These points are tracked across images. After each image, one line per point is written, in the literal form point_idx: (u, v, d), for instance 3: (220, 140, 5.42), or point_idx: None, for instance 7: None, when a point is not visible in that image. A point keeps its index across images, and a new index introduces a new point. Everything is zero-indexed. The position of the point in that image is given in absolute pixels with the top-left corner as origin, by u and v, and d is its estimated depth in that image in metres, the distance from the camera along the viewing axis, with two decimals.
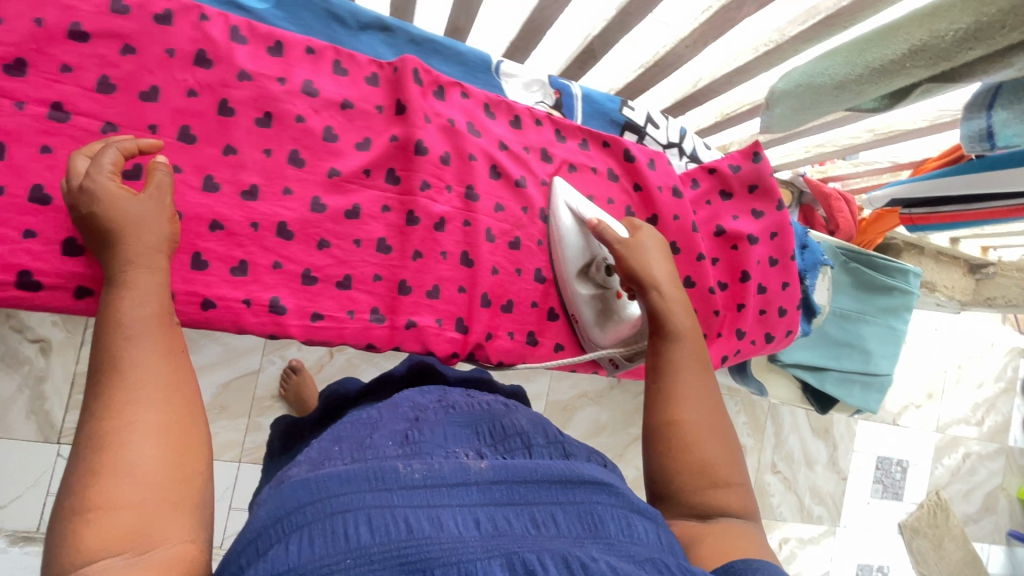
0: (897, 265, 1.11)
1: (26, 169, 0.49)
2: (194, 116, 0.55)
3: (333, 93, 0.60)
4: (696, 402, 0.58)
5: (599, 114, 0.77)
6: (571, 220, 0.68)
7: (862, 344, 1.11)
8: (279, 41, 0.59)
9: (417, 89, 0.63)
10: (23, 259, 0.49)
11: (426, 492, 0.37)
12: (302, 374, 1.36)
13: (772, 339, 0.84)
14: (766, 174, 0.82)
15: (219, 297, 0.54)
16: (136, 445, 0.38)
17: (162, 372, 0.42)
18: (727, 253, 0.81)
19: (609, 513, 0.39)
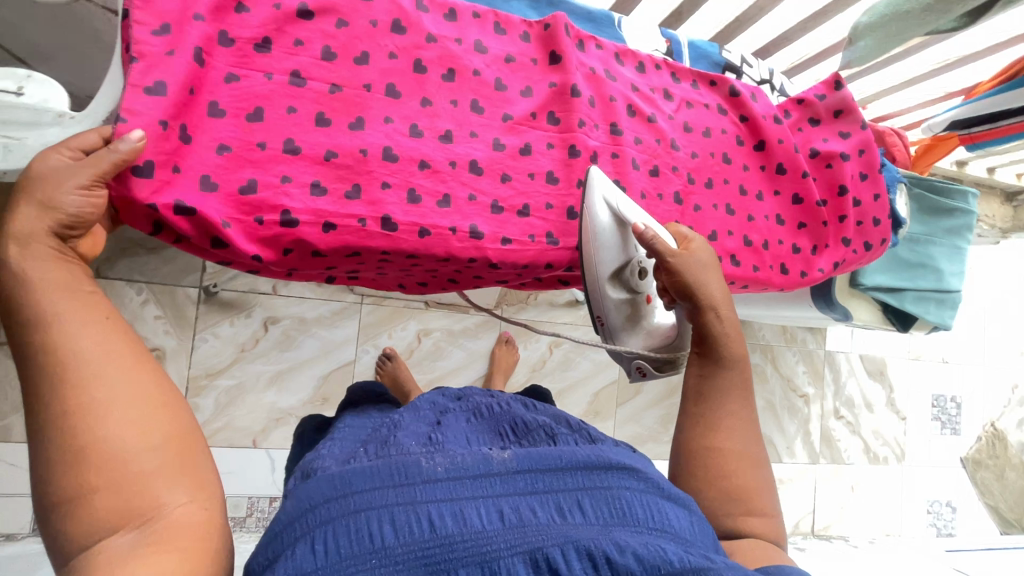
0: (957, 186, 1.19)
1: (275, 125, 0.54)
2: (398, 75, 0.60)
3: (499, 49, 0.67)
4: (738, 426, 0.58)
5: (702, 58, 0.85)
6: (610, 219, 0.66)
7: (934, 263, 1.20)
8: (452, 8, 0.65)
9: (568, 41, 0.70)
10: (284, 200, 0.54)
11: (451, 484, 0.41)
12: (396, 361, 1.46)
13: (870, 247, 0.91)
14: (851, 98, 0.90)
15: (433, 225, 0.60)
16: (108, 421, 0.38)
17: (123, 352, 0.41)
18: (823, 171, 0.89)
19: (638, 499, 0.43)
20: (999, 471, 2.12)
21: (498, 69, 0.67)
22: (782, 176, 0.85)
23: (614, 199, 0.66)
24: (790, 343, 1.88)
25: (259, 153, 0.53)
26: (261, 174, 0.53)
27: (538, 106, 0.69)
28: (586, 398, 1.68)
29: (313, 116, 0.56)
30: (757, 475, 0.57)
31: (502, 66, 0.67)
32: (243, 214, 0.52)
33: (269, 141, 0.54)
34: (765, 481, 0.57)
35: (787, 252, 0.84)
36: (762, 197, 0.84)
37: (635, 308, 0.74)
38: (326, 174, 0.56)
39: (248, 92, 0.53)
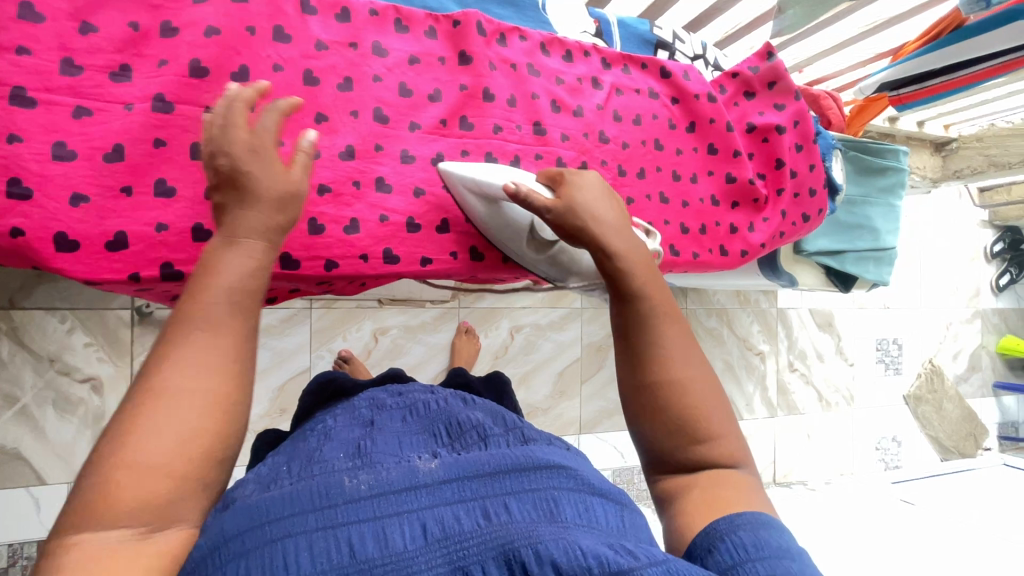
0: (889, 146, 1.21)
1: (143, 165, 0.50)
2: (284, 90, 0.56)
3: (399, 51, 0.62)
4: (679, 355, 0.51)
5: (633, 37, 0.82)
6: (479, 202, 0.62)
7: (871, 223, 1.23)
8: (344, 7, 0.60)
9: (481, 39, 0.67)
10: (163, 252, 0.51)
11: (373, 502, 0.41)
12: (353, 363, 1.41)
13: (807, 218, 0.92)
14: (784, 70, 0.89)
15: (341, 256, 0.57)
16: (170, 418, 0.36)
17: (230, 359, 0.40)
18: (760, 146, 0.89)
19: (565, 496, 0.43)
20: (937, 403, 2.27)
21: (402, 70, 0.62)
22: (717, 156, 0.85)
23: (471, 180, 0.60)
24: (744, 305, 1.94)
25: (125, 200, 0.49)
26: (131, 223, 0.49)
27: (445, 111, 0.64)
28: (550, 379, 1.69)
29: (186, 146, 0.52)
30: (709, 404, 0.50)
31: (406, 69, 0.62)
32: (114, 274, 0.49)
33: (136, 184, 0.50)
34: (721, 408, 0.51)
35: (727, 232, 0.84)
36: (697, 180, 0.83)
37: (565, 256, 0.69)
38: (207, 213, 0.52)
39: (106, 129, 0.49)
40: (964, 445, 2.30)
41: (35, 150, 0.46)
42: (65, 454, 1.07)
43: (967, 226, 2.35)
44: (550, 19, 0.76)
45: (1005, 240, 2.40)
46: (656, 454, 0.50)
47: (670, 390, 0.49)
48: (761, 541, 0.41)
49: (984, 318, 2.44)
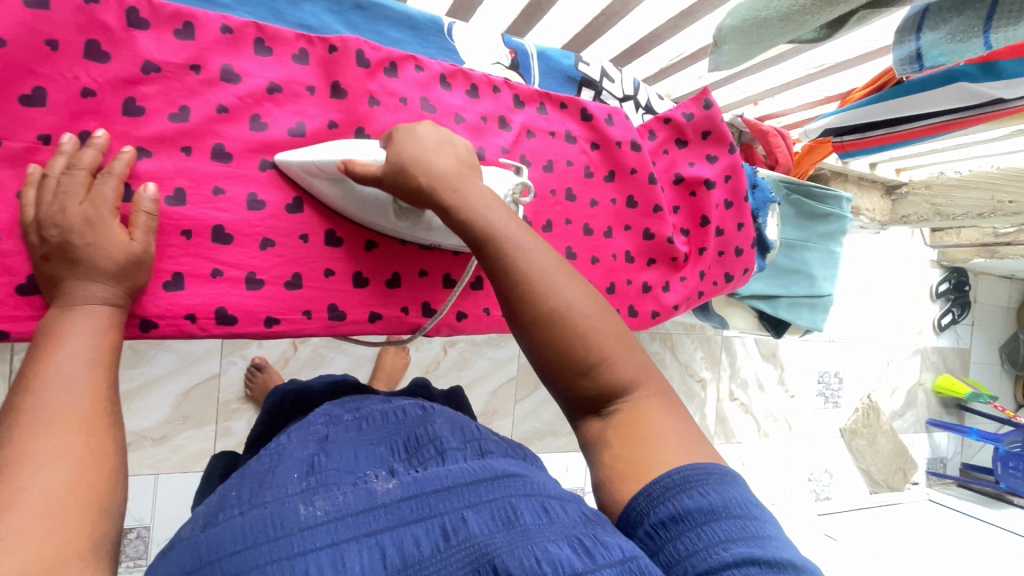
0: (831, 191, 1.17)
1: None
2: (96, 118, 0.49)
3: (257, 77, 0.55)
4: (554, 287, 0.46)
5: (554, 72, 0.76)
6: (325, 189, 0.55)
7: (807, 269, 1.19)
8: (188, 21, 0.52)
9: (361, 71, 0.60)
10: None
11: (330, 528, 0.38)
12: (269, 371, 1.21)
13: (731, 278, 0.89)
14: (719, 120, 0.84)
15: (161, 316, 0.51)
16: (35, 474, 0.35)
17: (86, 408, 0.39)
18: (687, 200, 0.84)
19: (524, 504, 0.39)
20: (870, 437, 2.29)
21: (256, 99, 0.55)
22: (637, 210, 0.79)
23: (306, 166, 0.54)
24: (689, 332, 1.91)
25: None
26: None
27: (305, 149, 0.57)
28: (483, 397, 1.61)
29: None
30: (596, 322, 0.45)
31: (261, 98, 0.55)
32: None
33: None
34: (606, 324, 0.46)
35: (640, 293, 0.78)
36: (612, 235, 0.77)
37: (443, 219, 0.58)
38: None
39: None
40: (893, 479, 2.33)
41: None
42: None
43: (917, 263, 2.38)
44: (457, 46, 0.69)
45: (951, 280, 2.43)
46: (571, 402, 0.46)
47: (549, 332, 0.45)
48: (681, 512, 0.38)
49: (925, 355, 2.47)
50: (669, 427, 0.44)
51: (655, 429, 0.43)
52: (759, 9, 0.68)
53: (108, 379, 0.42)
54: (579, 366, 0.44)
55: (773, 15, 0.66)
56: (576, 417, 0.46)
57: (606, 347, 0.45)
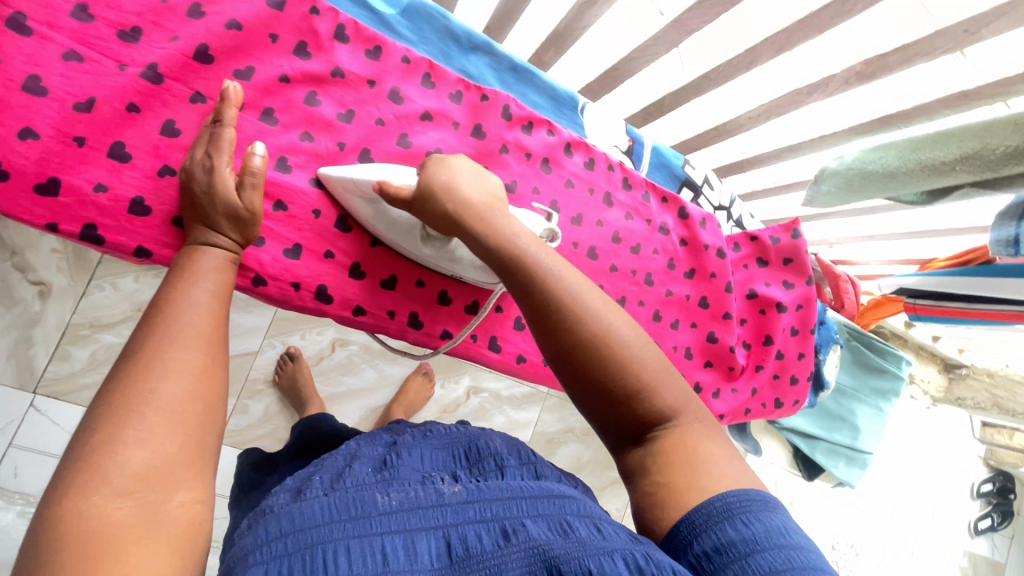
0: (892, 350, 1.16)
1: (110, 124, 0.50)
2: (281, 101, 0.57)
3: (417, 103, 0.63)
4: (587, 307, 0.47)
5: (663, 168, 0.82)
6: (358, 205, 0.57)
7: (854, 420, 1.16)
8: (379, 45, 0.61)
9: (503, 122, 0.67)
10: (91, 213, 0.49)
11: (403, 517, 0.41)
12: (298, 363, 1.25)
13: (780, 404, 0.88)
14: (802, 252, 0.88)
15: (272, 275, 0.55)
16: (165, 382, 0.38)
17: (210, 331, 0.43)
18: (755, 316, 0.86)
19: (579, 520, 0.41)
20: None
21: (408, 121, 0.62)
22: (707, 310, 0.82)
23: (346, 182, 0.56)
24: None
25: (73, 150, 0.49)
26: (71, 173, 0.49)
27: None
28: None
29: (161, 122, 0.52)
30: (630, 343, 0.46)
31: (413, 122, 0.62)
32: (31, 217, 0.48)
33: (91, 138, 0.49)
34: (643, 347, 0.47)
35: None
36: (677, 327, 0.80)
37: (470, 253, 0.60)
38: (154, 192, 0.52)
39: (89, 80, 0.49)
40: None
41: (7, 76, 0.46)
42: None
43: (961, 453, 2.24)
44: (585, 123, 0.76)
45: (994, 482, 2.29)
46: (614, 438, 0.47)
47: (593, 358, 0.45)
48: (724, 542, 0.36)
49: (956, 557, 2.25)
50: (715, 453, 0.43)
51: (697, 455, 0.43)
52: (865, 163, 0.72)
53: (224, 309, 0.46)
54: (618, 394, 0.45)
55: (880, 169, 0.70)
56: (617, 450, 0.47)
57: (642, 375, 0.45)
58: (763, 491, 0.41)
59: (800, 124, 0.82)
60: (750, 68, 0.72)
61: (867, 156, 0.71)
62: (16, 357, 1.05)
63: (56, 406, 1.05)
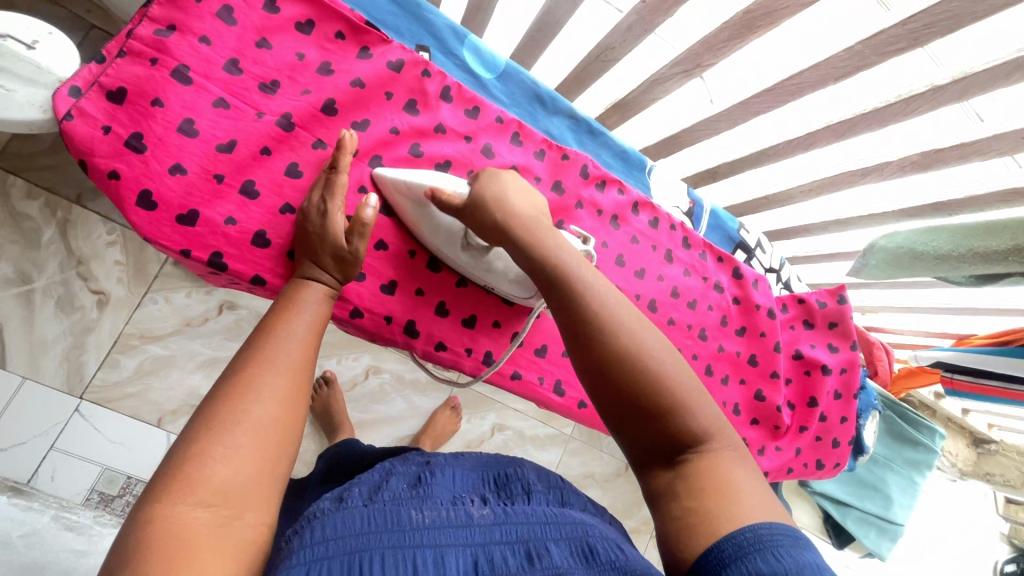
0: (926, 422, 1.17)
1: (245, 164, 0.56)
2: (390, 151, 0.62)
3: (506, 159, 0.68)
4: (626, 326, 0.48)
5: (719, 229, 0.86)
6: (406, 205, 0.60)
7: (886, 490, 1.16)
8: (478, 106, 0.67)
9: (580, 180, 0.72)
10: (219, 242, 0.55)
11: (436, 532, 0.42)
12: (332, 389, 1.28)
13: (821, 466, 0.90)
14: (848, 317, 0.91)
15: (367, 308, 0.61)
16: (258, 405, 0.40)
17: (301, 362, 0.46)
18: (801, 376, 0.89)
19: (601, 545, 0.43)
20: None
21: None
22: (756, 368, 0.85)
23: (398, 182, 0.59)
24: None
25: (212, 185, 0.55)
26: (207, 205, 0.54)
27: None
28: None
29: (286, 164, 0.58)
30: (666, 364, 0.47)
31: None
32: (171, 243, 0.53)
33: (229, 175, 0.55)
34: (678, 368, 0.47)
35: None
36: (727, 383, 0.83)
37: (504, 266, 0.62)
38: (274, 226, 0.57)
39: (232, 125, 0.56)
40: None
41: (169, 119, 0.53)
42: (33, 348, 0.98)
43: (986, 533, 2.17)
44: (651, 183, 0.81)
45: None
46: (642, 458, 0.46)
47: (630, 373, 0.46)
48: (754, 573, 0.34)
49: None
50: (745, 480, 0.43)
51: (727, 484, 0.42)
52: (916, 244, 0.76)
53: (317, 339, 0.49)
54: (650, 412, 0.45)
55: (931, 252, 0.74)
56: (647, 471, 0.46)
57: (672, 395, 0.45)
58: (794, 526, 0.39)
59: (849, 199, 0.87)
60: (808, 149, 0.75)
61: (918, 238, 0.75)
62: (68, 360, 1.01)
63: (100, 411, 1.03)
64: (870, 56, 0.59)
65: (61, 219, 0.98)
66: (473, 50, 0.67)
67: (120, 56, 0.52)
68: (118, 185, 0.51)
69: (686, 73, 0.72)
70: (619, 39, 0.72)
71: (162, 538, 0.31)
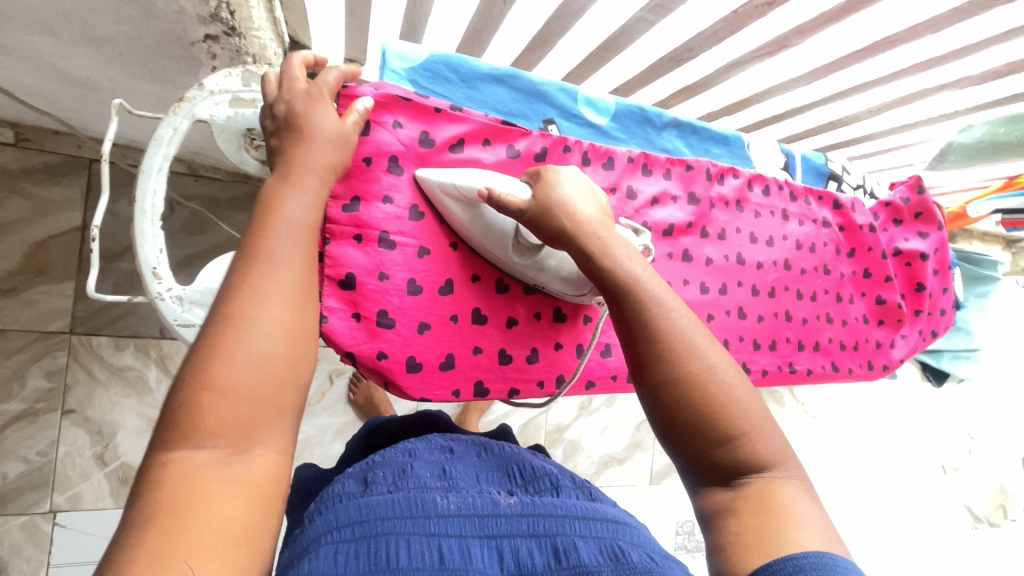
0: (986, 257, 1.32)
1: (466, 296, 0.61)
2: None
3: (646, 193, 0.72)
4: (695, 345, 0.46)
5: (812, 170, 0.93)
6: (458, 209, 0.57)
7: (966, 326, 1.31)
8: (610, 157, 0.70)
9: (705, 181, 0.78)
10: (477, 371, 0.61)
11: (462, 521, 0.38)
12: None
13: (936, 334, 1.04)
14: (930, 204, 1.00)
15: (596, 376, 0.68)
16: (254, 336, 0.36)
17: (298, 280, 0.40)
18: (904, 269, 0.99)
19: (632, 547, 0.38)
20: None
21: (646, 211, 0.72)
22: (871, 280, 0.95)
23: (452, 184, 0.57)
24: None
25: (452, 326, 0.60)
26: (457, 346, 0.60)
27: (673, 245, 0.74)
28: None
29: (494, 281, 0.63)
30: (739, 392, 0.44)
31: (649, 210, 0.72)
32: (442, 389, 0.59)
33: (459, 312, 0.60)
34: (749, 396, 0.45)
35: (875, 348, 0.95)
36: (854, 300, 0.93)
37: (557, 264, 0.59)
38: (510, 341, 0.63)
39: (442, 268, 0.60)
40: None
41: (397, 286, 0.57)
42: None
43: None
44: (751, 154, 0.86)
45: None
46: (694, 469, 0.44)
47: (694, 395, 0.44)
48: None
49: None
50: (812, 511, 0.41)
51: (788, 509, 0.40)
52: (995, 136, 0.85)
53: (305, 258, 0.42)
54: (720, 434, 0.43)
55: None
56: (702, 483, 0.44)
57: (744, 422, 0.43)
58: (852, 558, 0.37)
59: (920, 107, 0.91)
60: (894, 79, 0.82)
61: (999, 130, 0.83)
62: None
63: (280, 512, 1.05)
64: (976, 10, 0.67)
65: (157, 358, 0.97)
66: (587, 104, 0.71)
67: (329, 244, 0.54)
68: (387, 362, 0.56)
69: (769, 54, 0.77)
70: (702, 41, 0.74)
71: (170, 481, 0.31)
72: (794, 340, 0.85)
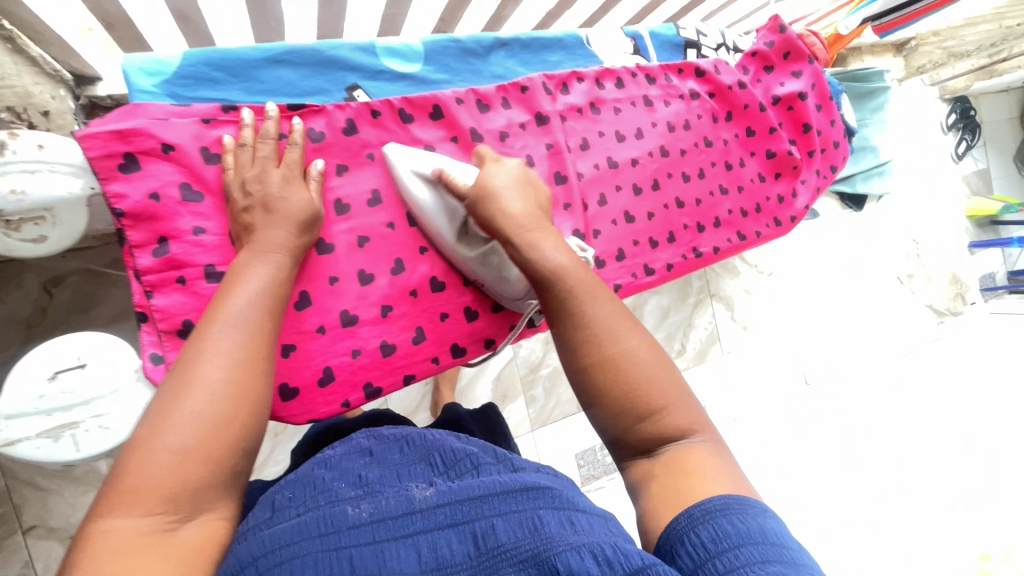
0: (873, 69, 1.31)
1: (326, 303, 0.57)
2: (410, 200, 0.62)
3: (491, 127, 0.68)
4: (613, 328, 0.45)
5: (665, 45, 0.88)
6: (422, 189, 0.59)
7: (871, 144, 1.33)
8: (436, 105, 0.64)
9: (548, 96, 0.72)
10: (363, 374, 0.59)
11: (374, 527, 0.35)
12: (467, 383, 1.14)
13: (836, 167, 1.04)
14: (795, 40, 0.97)
15: (496, 334, 0.67)
16: (208, 406, 0.39)
17: (256, 352, 0.43)
18: (787, 114, 0.97)
19: (551, 512, 0.36)
20: None
21: (495, 146, 0.67)
22: (757, 135, 0.93)
23: (419, 166, 0.59)
24: None
25: (320, 337, 0.56)
26: (332, 357, 0.57)
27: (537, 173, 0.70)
28: None
29: (356, 275, 0.59)
30: (646, 364, 0.44)
31: (499, 146, 0.68)
32: (329, 404, 0.57)
33: (325, 321, 0.57)
34: (666, 371, 0.44)
35: (777, 203, 0.94)
36: (745, 163, 0.92)
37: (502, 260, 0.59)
38: (389, 330, 0.60)
39: None
40: None
41: None
42: None
43: None
44: (596, 51, 0.81)
45: None
46: (617, 443, 0.44)
47: (621, 374, 0.43)
48: (720, 534, 0.35)
49: None
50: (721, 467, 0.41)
51: (703, 466, 0.41)
52: None
53: (264, 328, 0.45)
54: (644, 411, 0.42)
55: None
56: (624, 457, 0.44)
57: (666, 395, 0.43)
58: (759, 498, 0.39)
59: None
60: None
61: None
62: None
63: None
64: None
65: None
66: (388, 55, 0.64)
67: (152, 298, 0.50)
68: None
69: None
70: None
71: (87, 549, 0.32)
72: (690, 224, 0.83)
